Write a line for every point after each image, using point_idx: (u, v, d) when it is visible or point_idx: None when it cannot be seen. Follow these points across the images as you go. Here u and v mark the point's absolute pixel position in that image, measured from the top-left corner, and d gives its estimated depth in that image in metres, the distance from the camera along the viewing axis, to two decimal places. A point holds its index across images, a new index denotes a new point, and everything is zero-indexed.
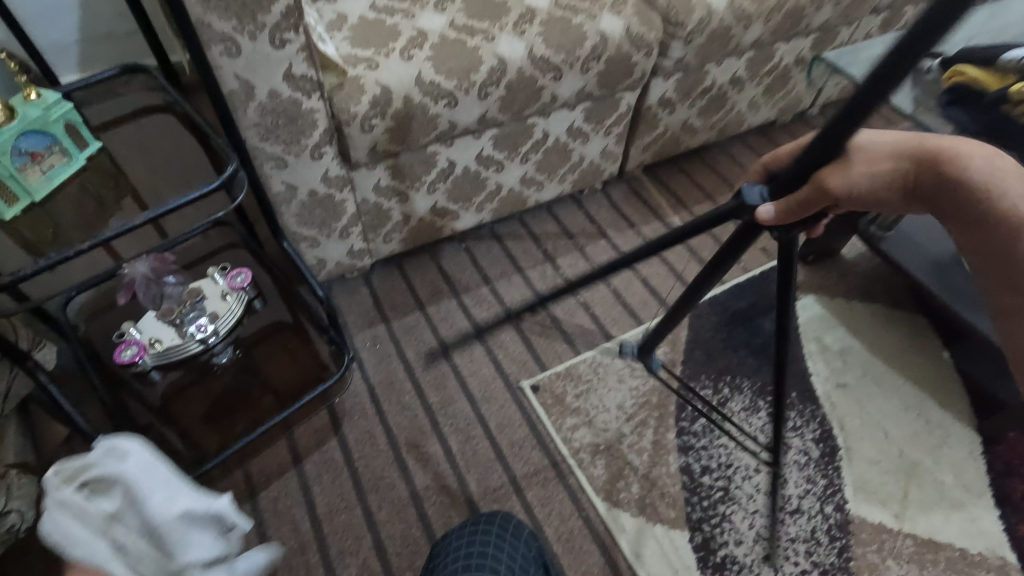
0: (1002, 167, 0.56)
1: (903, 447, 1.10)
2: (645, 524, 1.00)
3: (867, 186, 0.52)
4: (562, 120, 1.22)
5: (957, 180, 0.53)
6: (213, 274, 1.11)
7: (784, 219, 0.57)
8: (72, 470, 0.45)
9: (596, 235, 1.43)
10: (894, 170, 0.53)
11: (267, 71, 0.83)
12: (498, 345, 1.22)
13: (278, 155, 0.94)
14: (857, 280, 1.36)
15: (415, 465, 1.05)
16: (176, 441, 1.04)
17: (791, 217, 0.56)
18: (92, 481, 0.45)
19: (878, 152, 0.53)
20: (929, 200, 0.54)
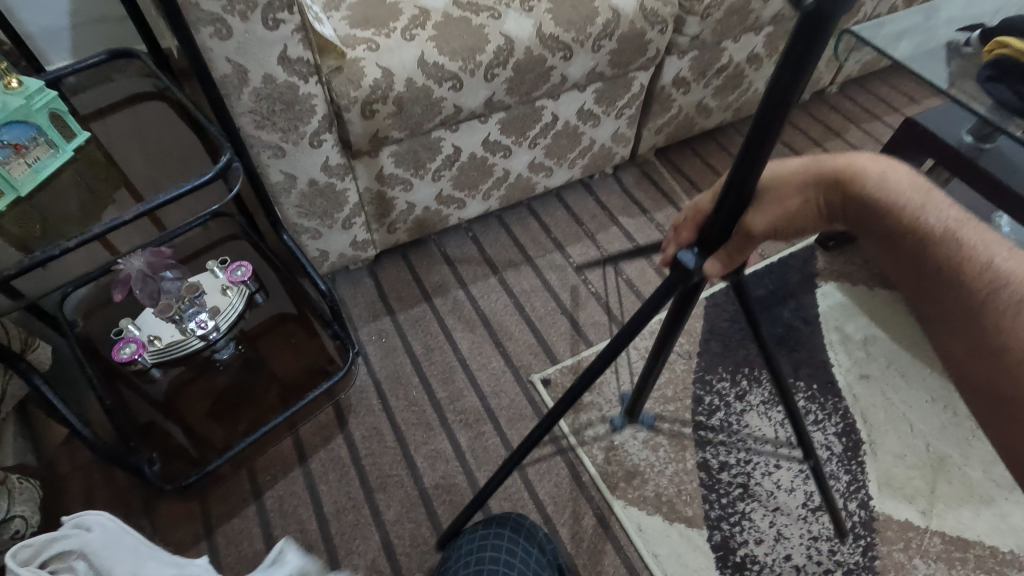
0: (909, 181, 0.52)
1: (930, 441, 1.06)
2: (662, 522, 0.97)
3: (779, 221, 0.52)
4: (572, 102, 1.17)
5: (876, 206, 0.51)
6: (213, 268, 1.08)
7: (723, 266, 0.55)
8: (41, 543, 0.55)
9: (607, 222, 1.38)
10: (799, 204, 0.52)
11: (261, 54, 0.78)
12: (508, 338, 1.19)
13: (276, 144, 0.89)
14: (880, 266, 1.30)
15: (423, 463, 1.02)
16: (179, 440, 1.01)
17: (734, 262, 0.55)
18: (55, 555, 0.55)
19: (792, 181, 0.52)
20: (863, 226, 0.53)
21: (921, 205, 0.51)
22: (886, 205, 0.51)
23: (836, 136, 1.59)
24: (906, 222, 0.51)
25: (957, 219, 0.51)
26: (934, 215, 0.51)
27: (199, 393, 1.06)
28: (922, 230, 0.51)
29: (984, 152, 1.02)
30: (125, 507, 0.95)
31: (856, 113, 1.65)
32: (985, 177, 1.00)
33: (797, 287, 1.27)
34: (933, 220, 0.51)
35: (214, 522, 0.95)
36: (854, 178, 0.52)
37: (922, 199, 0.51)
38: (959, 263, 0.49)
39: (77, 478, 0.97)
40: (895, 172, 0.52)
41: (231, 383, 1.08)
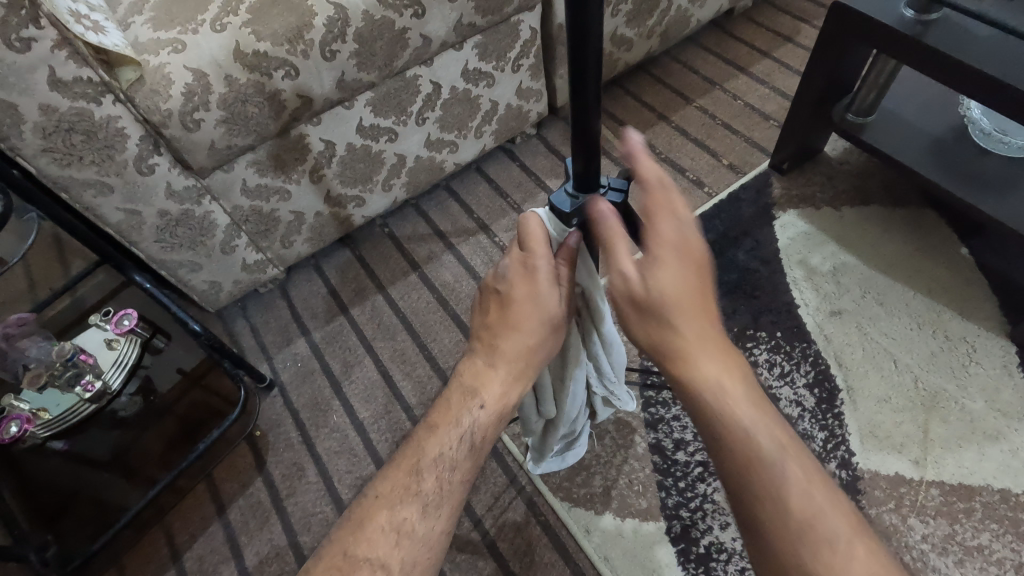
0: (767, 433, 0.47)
1: (919, 376, 0.91)
2: (613, 521, 0.85)
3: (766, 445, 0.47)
4: (451, 63, 1.02)
5: (764, 474, 0.46)
6: (96, 322, 0.99)
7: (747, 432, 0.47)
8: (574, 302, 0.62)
9: (533, 188, 1.24)
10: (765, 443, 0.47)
11: (23, 82, 0.67)
12: (432, 339, 1.07)
13: (95, 180, 0.79)
14: (845, 182, 1.13)
15: (348, 494, 0.94)
16: (88, 514, 0.95)
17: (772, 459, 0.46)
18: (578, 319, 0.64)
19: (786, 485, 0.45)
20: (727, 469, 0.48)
21: (446, 440, 0.53)
22: (741, 448, 0.47)
23: (787, 42, 1.39)
24: (676, 338, 0.47)
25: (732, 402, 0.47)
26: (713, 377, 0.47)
27: (106, 459, 1.00)
28: (758, 456, 0.46)
29: (930, 25, 0.82)
30: None
31: (807, 9, 1.45)
32: (933, 55, 0.80)
33: (751, 223, 1.11)
34: (772, 447, 0.47)
35: None
36: (652, 212, 0.48)
37: (459, 440, 0.53)
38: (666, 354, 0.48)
39: None
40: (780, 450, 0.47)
41: (140, 440, 1.02)
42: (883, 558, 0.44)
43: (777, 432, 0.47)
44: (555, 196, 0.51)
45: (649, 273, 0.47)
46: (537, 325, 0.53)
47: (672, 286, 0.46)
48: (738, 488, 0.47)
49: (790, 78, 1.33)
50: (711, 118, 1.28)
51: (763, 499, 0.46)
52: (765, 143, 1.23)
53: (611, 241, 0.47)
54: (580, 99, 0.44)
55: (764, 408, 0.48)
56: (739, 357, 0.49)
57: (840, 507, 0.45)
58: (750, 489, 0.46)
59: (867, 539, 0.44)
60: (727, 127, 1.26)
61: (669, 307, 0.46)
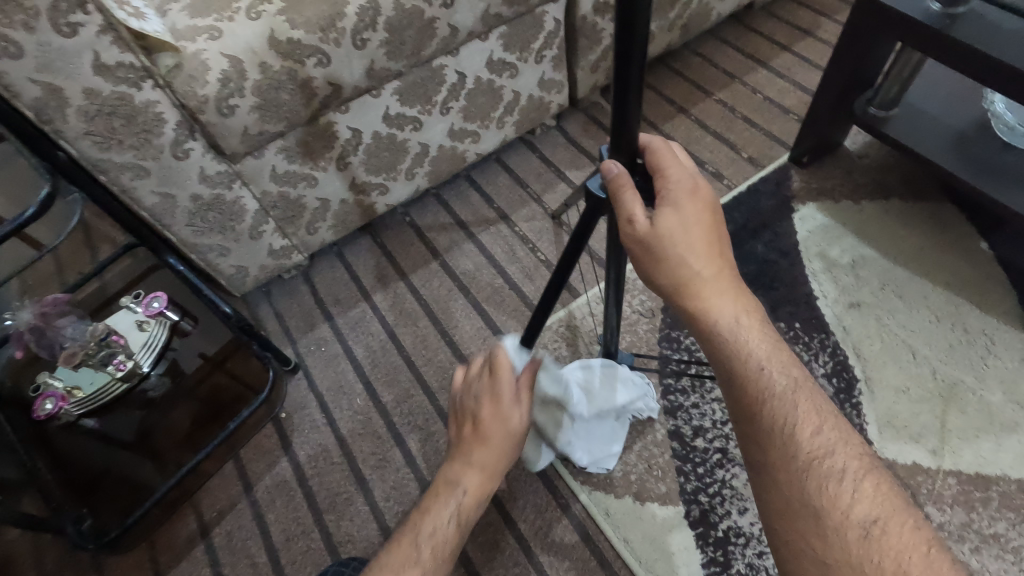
0: (777, 364, 0.47)
1: (937, 367, 0.92)
2: (633, 504, 0.87)
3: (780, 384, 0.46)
4: (477, 54, 1.04)
5: (760, 406, 0.46)
6: (126, 304, 1.02)
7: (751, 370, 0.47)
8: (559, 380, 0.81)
9: (553, 178, 1.25)
10: (771, 374, 0.47)
11: (69, 67, 0.69)
12: (453, 325, 1.09)
13: (133, 164, 0.81)
14: (864, 175, 1.13)
15: (372, 475, 0.96)
16: (119, 491, 0.97)
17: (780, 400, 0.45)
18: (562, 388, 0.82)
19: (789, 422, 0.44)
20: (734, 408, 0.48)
21: (437, 519, 0.57)
22: (747, 384, 0.47)
23: (807, 36, 1.40)
24: (683, 274, 0.50)
25: (750, 338, 0.48)
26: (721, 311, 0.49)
27: (136, 437, 1.03)
28: (764, 387, 0.46)
29: (957, 18, 0.82)
30: (76, 566, 0.92)
31: (827, 3, 1.45)
32: (960, 48, 0.81)
33: (770, 215, 1.12)
34: (781, 379, 0.46)
35: (163, 568, 0.91)
36: (660, 164, 0.52)
37: (449, 514, 0.57)
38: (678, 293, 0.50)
39: (25, 544, 0.94)
40: (799, 402, 0.45)
41: (168, 421, 1.04)
42: (897, 495, 0.41)
43: (788, 366, 0.47)
44: (590, 182, 0.55)
45: (656, 215, 0.50)
46: (503, 441, 0.60)
47: (678, 226, 0.50)
48: (746, 420, 0.46)
49: (809, 72, 1.33)
50: (731, 111, 1.29)
51: (777, 456, 0.44)
52: (785, 136, 1.23)
53: (619, 188, 0.50)
54: (624, 83, 0.45)
55: (776, 344, 0.48)
56: (750, 298, 0.50)
57: (851, 443, 0.44)
58: (761, 424, 0.45)
59: (881, 476, 0.42)
60: (746, 120, 1.27)
61: (674, 245, 0.50)
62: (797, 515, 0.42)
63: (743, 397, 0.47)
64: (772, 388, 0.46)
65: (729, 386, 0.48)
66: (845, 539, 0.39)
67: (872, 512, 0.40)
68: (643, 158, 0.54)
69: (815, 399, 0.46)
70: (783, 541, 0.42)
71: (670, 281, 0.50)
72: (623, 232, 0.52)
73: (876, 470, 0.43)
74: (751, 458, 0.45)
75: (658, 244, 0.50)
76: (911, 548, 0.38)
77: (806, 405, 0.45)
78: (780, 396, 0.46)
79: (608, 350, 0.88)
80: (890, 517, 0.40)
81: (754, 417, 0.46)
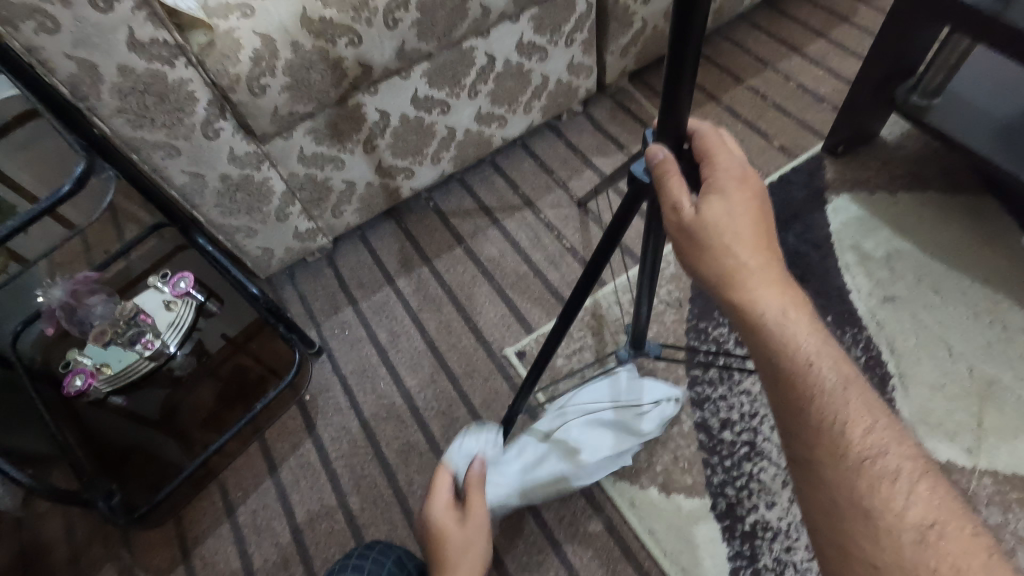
0: (827, 360, 0.45)
1: (974, 364, 0.90)
2: (658, 495, 0.86)
3: (830, 380, 0.44)
4: (507, 36, 1.02)
5: (808, 403, 0.43)
6: (154, 284, 1.02)
7: (800, 366, 0.44)
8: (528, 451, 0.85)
9: (578, 165, 1.24)
10: (820, 370, 0.44)
11: (104, 43, 0.69)
12: (477, 311, 1.09)
13: (165, 143, 0.81)
14: (901, 166, 1.10)
15: (395, 458, 0.96)
16: (146, 468, 0.99)
17: (829, 399, 0.43)
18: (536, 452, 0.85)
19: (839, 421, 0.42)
20: (777, 405, 0.45)
21: None
22: (795, 379, 0.44)
23: (844, 22, 1.36)
24: (729, 263, 0.47)
25: (799, 332, 0.45)
26: (769, 303, 0.46)
27: (163, 415, 1.04)
28: (813, 384, 0.44)
29: (1012, 3, 0.79)
30: (105, 539, 0.94)
31: None
32: (1015, 35, 0.77)
33: (803, 206, 1.09)
34: (831, 375, 0.44)
35: (190, 544, 0.92)
36: (709, 148, 0.50)
37: None
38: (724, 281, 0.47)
39: (55, 517, 0.96)
40: (849, 400, 0.43)
41: (194, 400, 1.04)
42: (952, 499, 0.39)
43: (838, 363, 0.45)
44: (634, 165, 0.53)
45: (701, 203, 0.48)
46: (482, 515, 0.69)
47: (724, 215, 0.48)
48: (792, 416, 0.44)
49: (845, 60, 1.29)
50: (763, 99, 1.26)
51: (826, 456, 0.42)
52: (819, 125, 1.20)
53: (664, 175, 0.48)
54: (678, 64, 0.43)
55: (826, 339, 0.46)
56: (798, 290, 0.48)
57: (905, 444, 0.42)
58: (809, 422, 0.43)
59: (935, 479, 0.40)
60: (779, 108, 1.24)
61: (720, 233, 0.47)
62: (843, 514, 0.40)
63: (790, 393, 0.44)
64: (822, 384, 0.43)
65: (774, 380, 0.45)
66: (899, 542, 0.37)
67: (927, 516, 0.38)
68: (690, 143, 0.52)
69: (864, 398, 0.44)
70: (828, 542, 0.40)
71: (714, 270, 0.47)
72: (665, 218, 0.50)
73: (931, 474, 0.41)
74: (794, 455, 0.44)
75: (703, 232, 0.47)
76: (969, 554, 0.36)
77: (856, 405, 0.43)
78: (830, 394, 0.43)
79: (634, 340, 0.88)
80: (946, 522, 0.38)
81: (801, 415, 0.43)
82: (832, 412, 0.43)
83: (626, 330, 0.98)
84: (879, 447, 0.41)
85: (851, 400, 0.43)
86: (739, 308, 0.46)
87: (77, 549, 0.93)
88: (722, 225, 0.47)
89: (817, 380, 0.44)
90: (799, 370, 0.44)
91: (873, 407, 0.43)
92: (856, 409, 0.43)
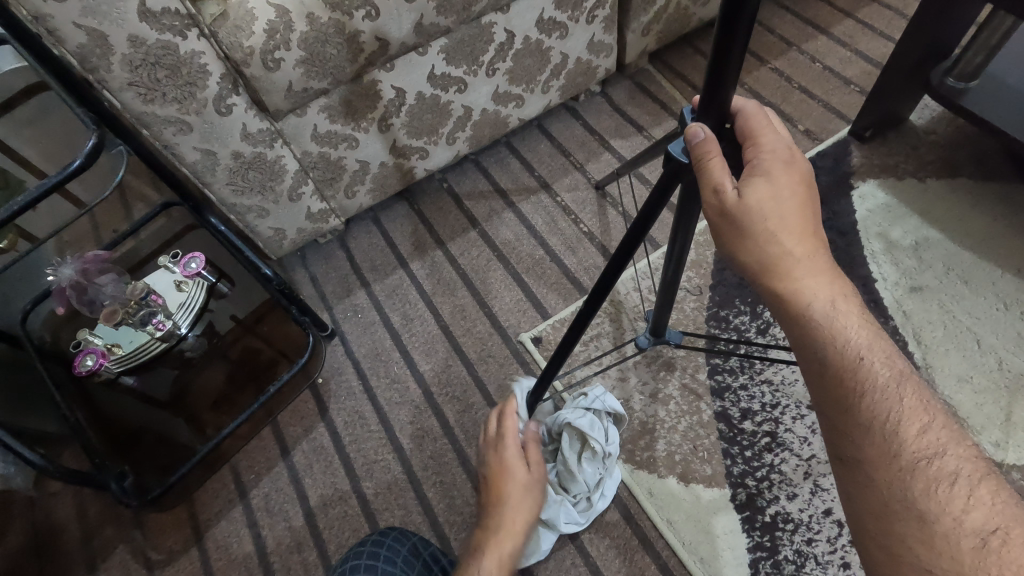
0: (878, 356, 0.43)
1: (1004, 357, 0.87)
2: (677, 485, 0.85)
3: (881, 378, 0.42)
4: (527, 11, 0.98)
5: (859, 401, 0.41)
6: (165, 263, 1.01)
7: (849, 362, 0.42)
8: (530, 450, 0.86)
9: (596, 147, 1.20)
10: (871, 366, 0.42)
11: (114, 11, 0.66)
12: (492, 296, 1.07)
13: (176, 119, 0.79)
14: (931, 152, 1.07)
15: (409, 444, 0.95)
16: (158, 450, 0.98)
17: (880, 397, 0.41)
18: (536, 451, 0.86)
19: (891, 420, 0.41)
20: (824, 401, 0.43)
21: None
22: (844, 376, 0.42)
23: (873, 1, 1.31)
24: (774, 251, 0.45)
25: (849, 324, 0.43)
26: (817, 294, 0.44)
27: (174, 397, 1.03)
28: (863, 381, 0.42)
29: None
30: (118, 519, 0.93)
31: None
32: None
33: (828, 192, 1.06)
34: (882, 371, 0.42)
35: (203, 526, 0.92)
36: (754, 130, 0.48)
37: None
38: (768, 271, 0.45)
39: (68, 497, 0.95)
40: (902, 398, 0.41)
41: (205, 382, 1.03)
42: (1014, 503, 0.37)
43: (890, 358, 0.43)
44: (670, 145, 0.50)
45: (744, 186, 0.46)
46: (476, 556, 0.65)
47: (770, 199, 0.45)
48: (839, 413, 0.42)
49: (873, 41, 1.25)
50: (787, 81, 1.22)
51: (877, 455, 0.40)
52: (845, 109, 1.17)
53: (705, 155, 0.45)
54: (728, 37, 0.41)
55: (876, 334, 0.44)
56: (846, 281, 0.45)
57: (962, 445, 0.40)
58: (860, 419, 0.41)
59: (995, 482, 0.38)
60: (804, 91, 1.20)
61: (765, 218, 0.44)
62: (895, 516, 0.38)
63: (838, 390, 0.42)
64: (873, 381, 0.42)
65: (820, 375, 0.43)
66: (957, 548, 0.36)
67: (989, 520, 0.36)
68: (733, 122, 0.49)
69: (918, 395, 0.42)
70: (878, 545, 0.38)
71: (757, 259, 0.45)
72: (705, 203, 0.47)
73: (990, 476, 0.39)
74: (842, 454, 0.42)
75: (747, 217, 0.45)
76: None
77: (909, 403, 0.41)
78: (881, 392, 0.41)
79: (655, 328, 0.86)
80: (1010, 527, 0.36)
81: (851, 413, 0.41)
82: (883, 410, 0.41)
83: (645, 318, 0.96)
84: (934, 446, 0.40)
85: (904, 398, 0.41)
86: (784, 299, 0.44)
87: (90, 529, 0.93)
88: (767, 210, 0.44)
89: (868, 378, 0.42)
90: (849, 365, 0.42)
91: (927, 406, 0.42)
92: (909, 407, 0.41)
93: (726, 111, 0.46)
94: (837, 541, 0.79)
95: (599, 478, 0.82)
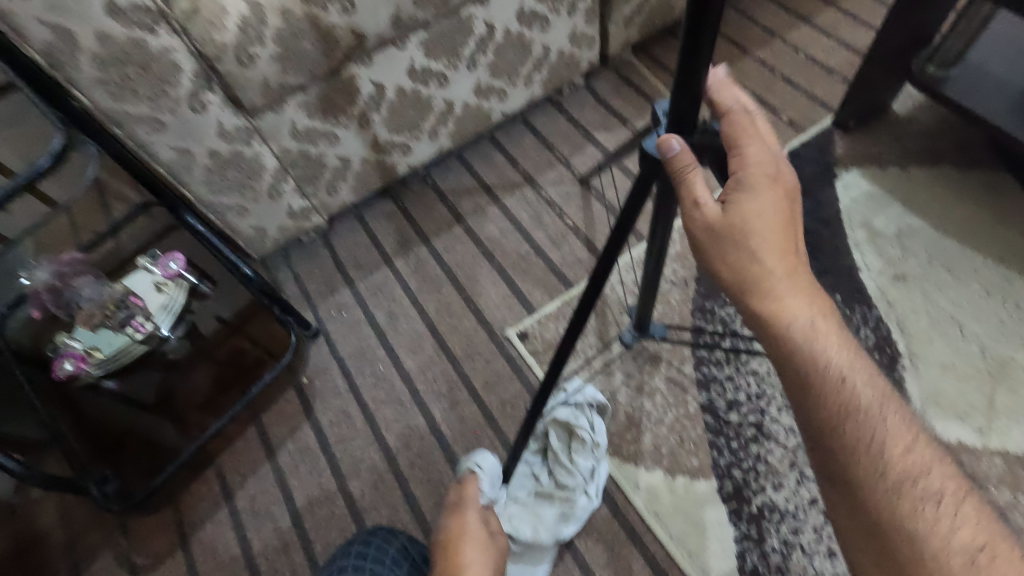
0: (860, 376, 0.43)
1: (986, 343, 0.88)
2: (664, 478, 0.85)
3: (865, 397, 0.43)
4: (507, 4, 0.97)
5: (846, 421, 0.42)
6: (145, 265, 0.99)
7: (834, 383, 0.43)
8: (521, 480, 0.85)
9: (581, 141, 1.20)
10: (854, 386, 0.43)
11: (80, 7, 0.65)
12: (478, 292, 1.06)
13: (149, 117, 0.77)
14: (914, 140, 1.07)
15: (396, 442, 0.94)
16: (141, 454, 0.97)
17: (863, 415, 0.42)
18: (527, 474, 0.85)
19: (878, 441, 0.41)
20: (809, 423, 0.44)
21: None
22: (830, 395, 0.42)
23: None
24: (755, 272, 0.44)
25: (833, 346, 0.43)
26: (801, 316, 0.44)
27: (156, 400, 1.01)
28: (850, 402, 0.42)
29: None
30: (102, 524, 0.92)
31: None
32: None
33: (812, 182, 1.06)
34: (866, 392, 0.43)
35: (188, 530, 0.91)
36: (737, 142, 0.46)
37: None
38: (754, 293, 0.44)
39: (50, 502, 0.94)
40: (885, 417, 0.42)
41: (187, 385, 1.02)
42: (991, 517, 0.39)
43: (870, 377, 0.44)
44: (648, 142, 0.49)
45: (717, 212, 0.45)
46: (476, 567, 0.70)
47: (754, 219, 0.44)
48: (825, 436, 0.42)
49: (856, 30, 1.25)
50: (771, 71, 1.21)
51: (865, 478, 0.41)
52: (828, 98, 1.16)
53: (684, 169, 0.44)
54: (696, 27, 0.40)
55: (856, 354, 0.45)
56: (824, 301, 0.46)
57: (941, 460, 0.41)
58: (846, 441, 0.42)
59: (974, 496, 0.40)
60: (788, 81, 1.20)
61: (752, 239, 0.44)
62: (888, 537, 0.39)
63: (825, 411, 0.43)
64: (858, 402, 0.42)
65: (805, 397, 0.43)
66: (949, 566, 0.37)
67: (975, 538, 0.38)
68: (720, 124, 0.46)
69: (897, 411, 0.43)
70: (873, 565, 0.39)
71: (741, 281, 0.44)
72: (685, 221, 0.46)
73: (969, 491, 0.40)
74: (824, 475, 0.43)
75: (733, 238, 0.44)
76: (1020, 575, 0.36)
77: (892, 422, 0.42)
78: (865, 410, 0.42)
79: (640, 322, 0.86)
80: (995, 543, 0.38)
81: (839, 436, 0.42)
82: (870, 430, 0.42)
83: (630, 311, 0.96)
84: (918, 466, 0.41)
85: (886, 418, 0.42)
86: (769, 321, 0.44)
87: (74, 535, 0.92)
88: (748, 231, 0.44)
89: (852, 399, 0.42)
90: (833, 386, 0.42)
91: (908, 424, 0.43)
92: (893, 428, 0.42)
93: (702, 102, 0.45)
94: (823, 531, 0.79)
95: (594, 465, 0.83)
